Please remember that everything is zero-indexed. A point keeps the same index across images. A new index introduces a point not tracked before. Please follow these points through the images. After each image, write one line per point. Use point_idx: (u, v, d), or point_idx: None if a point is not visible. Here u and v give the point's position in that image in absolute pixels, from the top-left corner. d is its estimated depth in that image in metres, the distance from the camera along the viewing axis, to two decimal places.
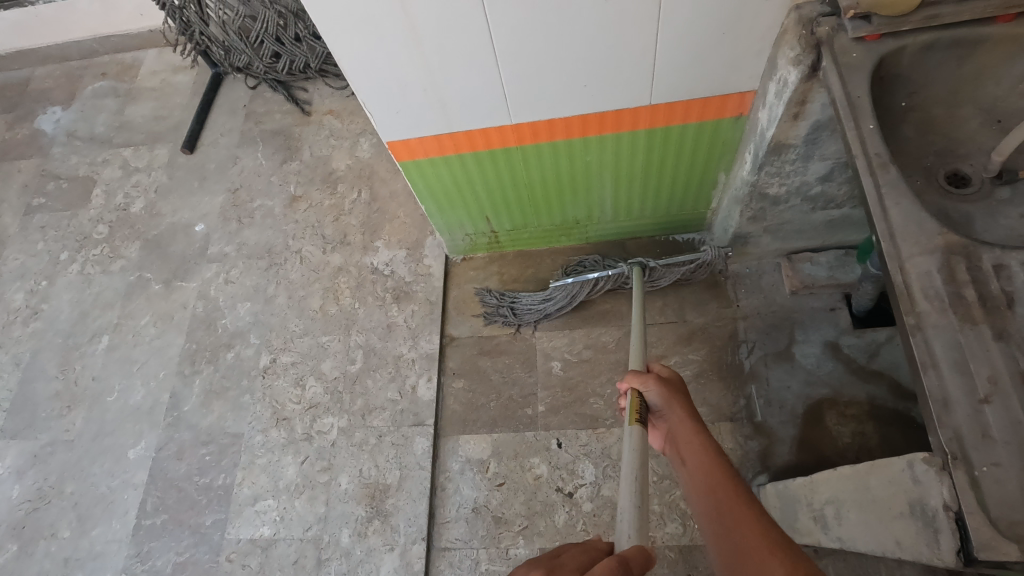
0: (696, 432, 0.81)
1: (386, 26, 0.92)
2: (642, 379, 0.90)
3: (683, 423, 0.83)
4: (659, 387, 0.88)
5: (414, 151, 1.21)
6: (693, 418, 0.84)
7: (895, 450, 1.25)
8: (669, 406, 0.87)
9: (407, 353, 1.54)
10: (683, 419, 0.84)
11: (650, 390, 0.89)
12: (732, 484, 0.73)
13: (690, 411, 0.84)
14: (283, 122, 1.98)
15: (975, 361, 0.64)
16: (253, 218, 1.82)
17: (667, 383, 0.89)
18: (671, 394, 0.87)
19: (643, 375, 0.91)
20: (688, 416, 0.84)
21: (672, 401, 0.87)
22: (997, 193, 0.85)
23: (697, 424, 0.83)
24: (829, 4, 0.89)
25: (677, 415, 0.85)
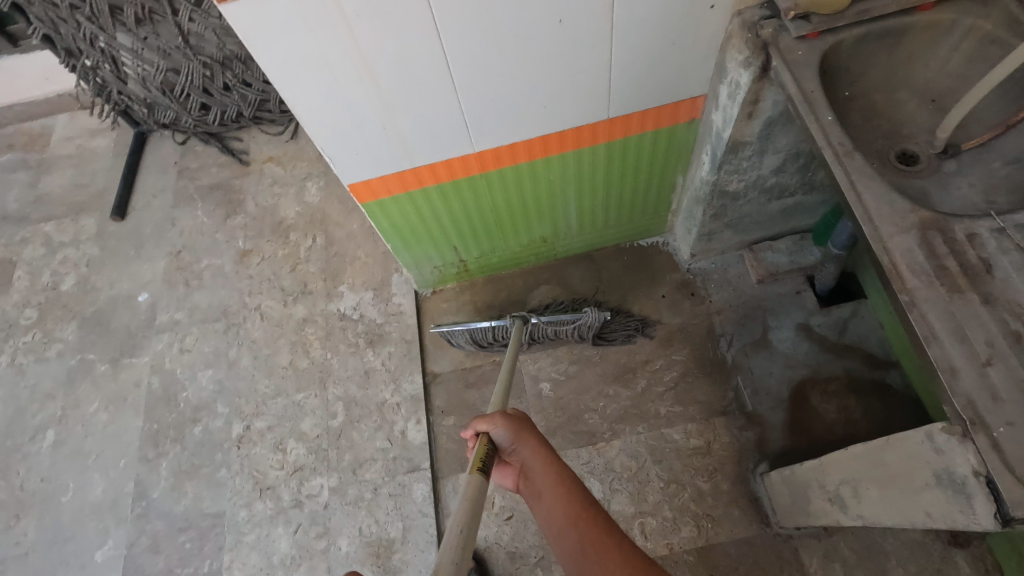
0: (552, 463, 0.80)
1: (340, 69, 0.89)
2: (489, 420, 0.86)
3: (538, 457, 0.81)
4: (507, 422, 0.85)
5: (376, 191, 1.18)
6: (546, 449, 0.82)
7: (879, 418, 1.31)
8: (518, 441, 0.84)
9: (390, 398, 1.49)
10: (538, 450, 0.82)
11: (497, 428, 0.85)
12: (590, 514, 0.73)
13: (542, 442, 0.83)
14: (220, 175, 1.90)
15: (970, 328, 0.67)
16: (202, 279, 1.72)
17: (513, 415, 0.86)
18: (521, 427, 0.85)
19: (490, 414, 0.87)
20: (542, 447, 0.83)
21: (521, 434, 0.84)
22: (944, 167, 0.91)
23: (550, 455, 0.82)
24: (768, 8, 0.94)
25: (530, 447, 0.83)
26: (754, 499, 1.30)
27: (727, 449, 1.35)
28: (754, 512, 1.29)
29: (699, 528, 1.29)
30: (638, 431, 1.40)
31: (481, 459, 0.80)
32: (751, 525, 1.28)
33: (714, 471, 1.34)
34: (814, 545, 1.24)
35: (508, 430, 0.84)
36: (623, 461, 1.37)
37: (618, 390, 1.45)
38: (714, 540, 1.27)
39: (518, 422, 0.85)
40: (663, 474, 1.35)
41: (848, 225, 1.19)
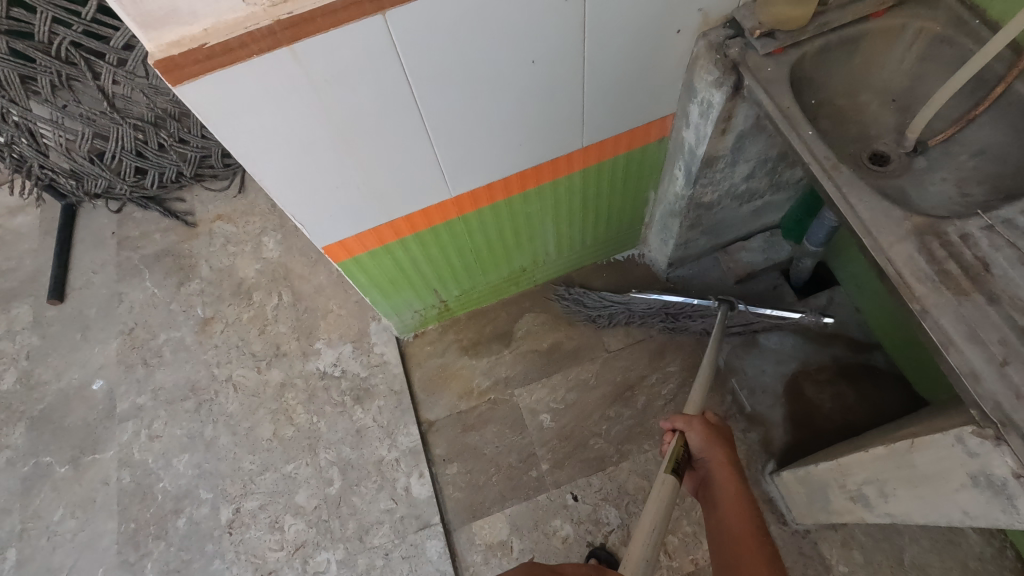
0: (736, 483, 0.80)
1: (311, 135, 0.84)
2: (687, 421, 0.88)
3: (723, 469, 0.82)
4: (701, 430, 0.87)
5: (352, 249, 1.12)
6: (734, 466, 0.82)
7: (871, 400, 1.36)
8: (709, 450, 0.85)
9: (388, 455, 1.43)
10: (724, 466, 0.82)
11: (690, 433, 0.87)
12: (757, 543, 0.73)
13: (732, 461, 0.83)
14: (166, 241, 1.77)
15: (983, 329, 0.69)
16: (163, 355, 1.61)
17: (710, 426, 0.87)
18: (719, 443, 0.85)
19: (689, 417, 0.89)
20: (731, 467, 0.82)
21: (713, 445, 0.85)
22: (915, 164, 0.94)
23: (736, 473, 0.82)
24: (732, 27, 0.95)
25: (718, 462, 0.83)
26: (768, 500, 1.31)
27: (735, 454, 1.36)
28: (770, 513, 1.30)
29: None
30: (645, 449, 1.38)
31: (672, 458, 0.85)
32: (770, 527, 1.29)
33: None
34: (831, 536, 1.27)
35: (701, 440, 0.86)
36: (636, 481, 1.36)
37: (621, 411, 1.44)
38: None
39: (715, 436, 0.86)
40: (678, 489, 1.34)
41: (826, 223, 1.22)
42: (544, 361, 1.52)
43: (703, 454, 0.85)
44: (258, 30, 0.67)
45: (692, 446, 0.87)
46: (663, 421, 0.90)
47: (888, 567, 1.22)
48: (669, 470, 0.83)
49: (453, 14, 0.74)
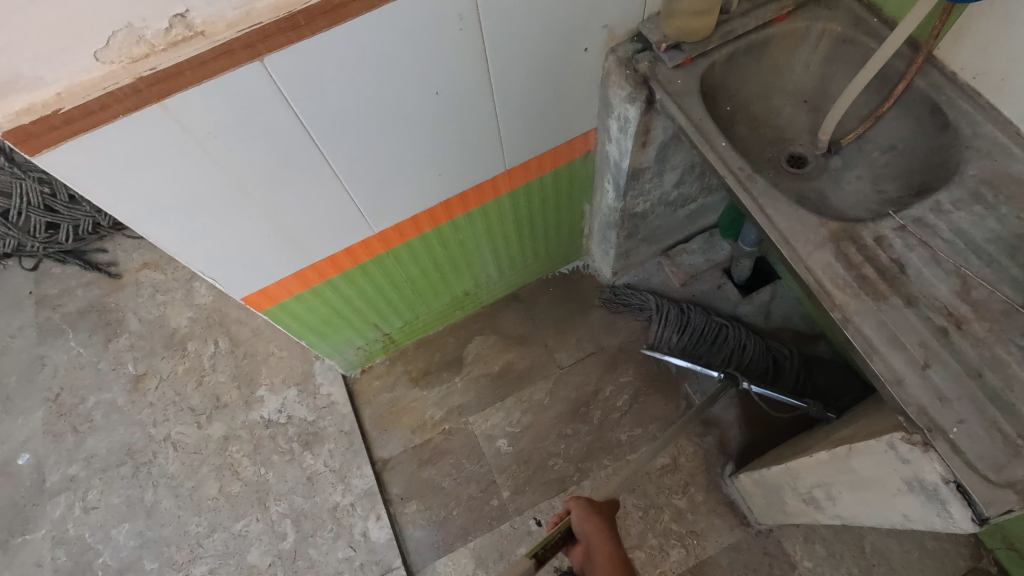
0: (609, 552, 0.81)
1: (203, 189, 0.79)
2: (572, 501, 0.89)
3: (598, 540, 0.83)
4: (581, 505, 0.87)
5: (276, 296, 1.07)
6: (609, 536, 0.84)
7: (822, 390, 1.35)
8: (590, 525, 0.85)
9: (342, 500, 1.37)
10: (599, 538, 0.83)
11: (572, 509, 0.88)
12: None
13: (606, 532, 0.84)
14: (89, 296, 1.67)
15: (903, 333, 0.69)
16: (93, 420, 1.51)
17: (589, 502, 0.88)
18: (598, 518, 0.85)
19: (573, 497, 0.90)
20: (606, 538, 0.83)
21: (592, 519, 0.85)
22: (831, 164, 0.95)
23: (615, 545, 0.83)
24: (639, 41, 0.94)
25: (594, 534, 0.84)
26: (730, 503, 1.31)
27: (694, 460, 1.35)
28: (733, 516, 1.30)
29: (687, 548, 1.28)
30: (605, 464, 1.37)
31: (550, 539, 0.82)
32: (734, 530, 1.29)
33: (687, 485, 1.33)
34: (794, 532, 1.27)
35: (581, 516, 0.86)
36: None
37: (577, 428, 1.41)
38: (703, 555, 1.27)
39: (595, 512, 0.86)
40: (640, 502, 1.32)
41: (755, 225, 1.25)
42: (496, 385, 1.48)
43: (582, 528, 0.85)
44: (119, 89, 0.62)
45: (573, 522, 0.86)
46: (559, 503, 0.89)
47: (850, 557, 1.24)
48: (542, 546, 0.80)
49: (338, 53, 0.70)
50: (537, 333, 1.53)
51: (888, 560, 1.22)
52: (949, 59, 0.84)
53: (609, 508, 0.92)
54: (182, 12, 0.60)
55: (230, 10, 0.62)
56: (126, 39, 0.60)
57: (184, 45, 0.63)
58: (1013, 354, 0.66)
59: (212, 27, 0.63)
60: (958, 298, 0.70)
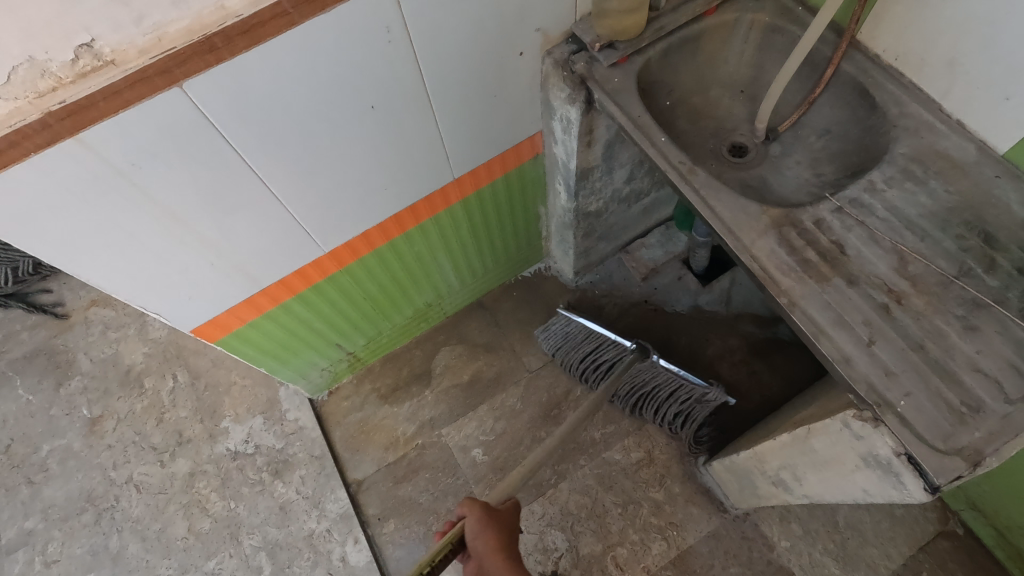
0: (509, 567, 0.72)
1: (136, 223, 0.76)
2: (468, 504, 0.80)
3: (493, 555, 0.73)
4: (477, 512, 0.78)
5: (228, 325, 1.04)
6: (504, 550, 0.74)
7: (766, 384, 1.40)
8: (484, 536, 0.76)
9: (318, 526, 1.34)
10: (495, 553, 0.74)
11: (467, 517, 0.78)
12: None
13: (502, 549, 0.74)
14: (35, 339, 1.60)
15: (848, 313, 0.70)
16: (49, 469, 1.44)
17: (486, 509, 0.79)
18: (491, 532, 0.76)
19: (472, 499, 0.81)
20: (501, 552, 0.74)
21: (487, 529, 0.76)
22: (771, 151, 0.96)
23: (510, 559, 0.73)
24: (573, 42, 0.95)
25: (487, 550, 0.74)
26: (707, 491, 1.32)
27: (667, 452, 1.36)
28: (710, 503, 1.31)
29: (668, 540, 1.29)
30: (581, 464, 1.37)
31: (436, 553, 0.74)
32: (712, 518, 1.30)
33: (663, 477, 1.34)
34: (769, 514, 1.29)
35: (476, 528, 0.76)
36: (577, 499, 1.34)
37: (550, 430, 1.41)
38: (684, 545, 1.28)
39: (490, 527, 0.76)
40: (618, 499, 1.33)
41: None
42: (467, 394, 1.47)
43: (474, 541, 0.75)
44: (27, 126, 0.59)
45: (466, 533, 0.77)
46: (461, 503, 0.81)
47: (826, 533, 1.26)
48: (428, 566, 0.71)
49: (262, 74, 0.69)
50: (504, 339, 1.52)
51: (861, 532, 1.25)
52: (871, 42, 0.87)
53: (512, 515, 0.83)
54: (88, 42, 0.58)
55: (141, 36, 0.60)
56: (29, 73, 0.57)
57: (94, 76, 0.60)
58: (952, 325, 0.68)
59: (122, 55, 0.60)
60: (896, 274, 0.72)
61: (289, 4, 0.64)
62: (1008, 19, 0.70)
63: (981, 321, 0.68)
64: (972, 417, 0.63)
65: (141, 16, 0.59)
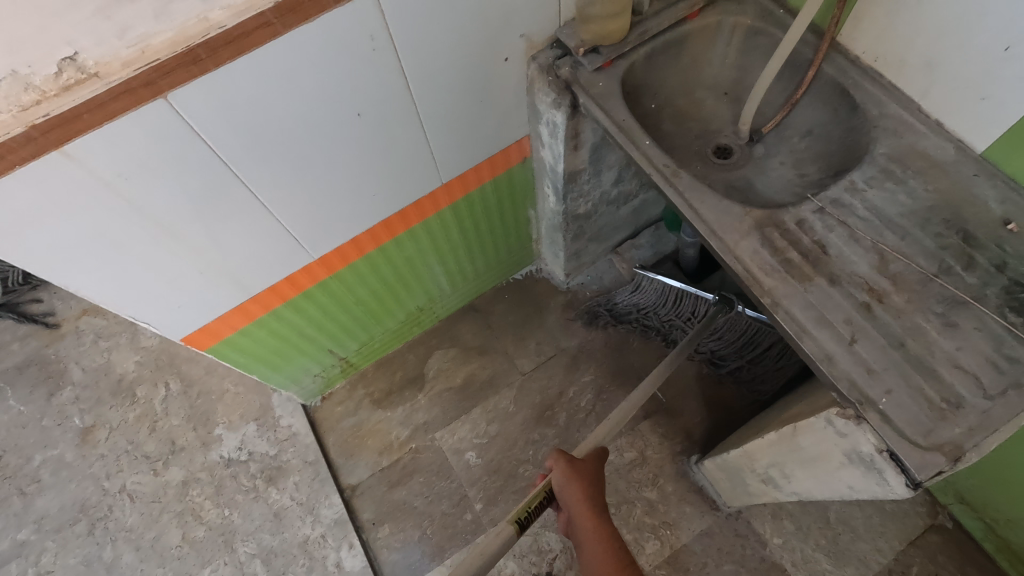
0: (595, 519, 0.81)
1: (123, 233, 0.76)
2: (555, 458, 0.86)
3: (580, 508, 0.82)
4: (563, 468, 0.85)
5: (218, 332, 1.04)
6: (590, 501, 0.83)
7: None
8: (570, 487, 0.84)
9: (312, 532, 1.34)
10: (581, 505, 0.83)
11: (553, 472, 0.86)
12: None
13: (588, 501, 0.82)
14: (25, 349, 1.59)
15: (831, 312, 0.71)
16: (41, 480, 1.44)
17: (571, 462, 0.86)
18: (577, 484, 0.84)
19: (559, 453, 0.87)
20: (588, 503, 0.83)
21: (572, 482, 0.84)
22: (755, 152, 0.97)
23: (595, 510, 0.82)
24: (558, 47, 0.95)
25: (575, 500, 0.83)
26: (699, 489, 1.33)
27: (660, 452, 1.37)
28: (702, 502, 1.32)
29: (662, 539, 1.29)
30: None
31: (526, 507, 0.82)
32: (705, 516, 1.31)
33: (656, 477, 1.35)
34: (761, 511, 1.30)
35: (563, 482, 0.84)
36: None
37: (544, 432, 1.41)
38: (677, 544, 1.29)
39: (574, 479, 0.84)
40: (612, 499, 1.33)
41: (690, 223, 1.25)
42: (460, 397, 1.47)
43: (562, 493, 0.84)
44: (11, 139, 0.59)
45: (554, 486, 0.85)
46: (550, 456, 0.87)
47: (817, 529, 1.27)
48: (520, 516, 0.81)
49: (249, 84, 0.69)
50: (497, 341, 1.53)
51: (852, 527, 1.26)
52: (851, 44, 0.88)
53: (596, 461, 0.90)
54: (71, 55, 0.58)
55: (124, 48, 0.60)
56: (13, 86, 0.57)
57: (78, 89, 0.60)
58: (932, 322, 0.69)
59: (106, 67, 0.61)
60: (877, 273, 0.73)
61: (272, 15, 0.64)
62: (982, 20, 0.71)
63: (961, 318, 0.69)
64: (953, 413, 0.64)
65: (124, 29, 0.59)
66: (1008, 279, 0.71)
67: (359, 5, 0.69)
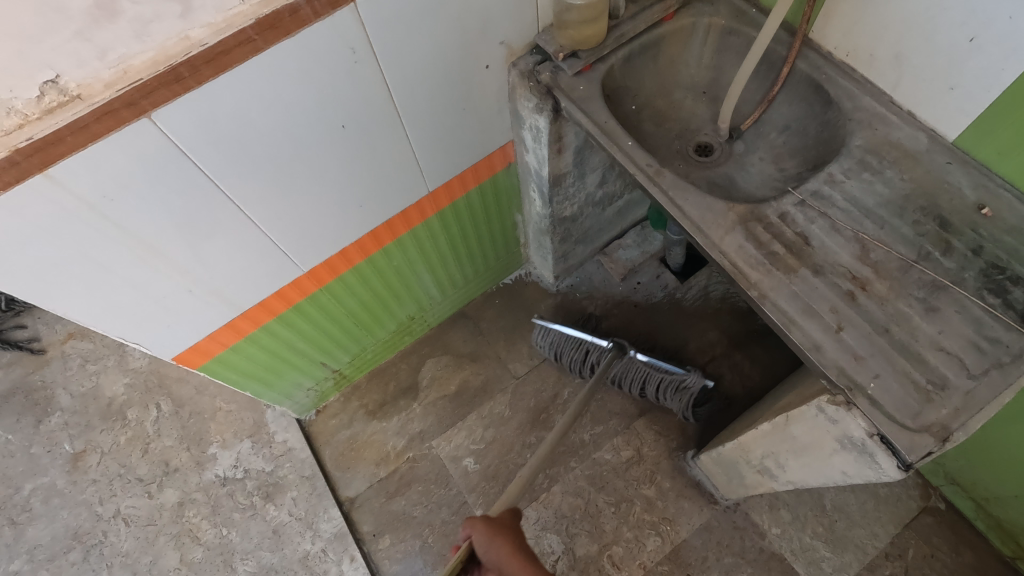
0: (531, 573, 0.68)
1: (110, 255, 0.76)
2: (471, 523, 0.73)
3: (514, 567, 0.68)
4: (484, 526, 0.72)
5: (209, 350, 1.03)
6: (521, 554, 0.69)
7: (749, 373, 1.43)
8: (496, 548, 0.70)
9: (313, 547, 1.33)
10: (513, 561, 0.69)
11: (473, 536, 0.71)
12: None
13: (520, 553, 0.69)
14: (10, 376, 1.57)
15: (816, 302, 0.73)
16: (33, 509, 1.41)
17: (489, 520, 0.73)
18: (504, 538, 0.71)
19: (472, 518, 0.74)
20: (520, 556, 0.69)
21: (497, 539, 0.70)
22: (735, 149, 0.99)
23: (529, 565, 0.69)
24: (537, 53, 0.97)
25: (505, 558, 0.69)
26: (696, 484, 1.34)
27: (656, 449, 1.38)
28: (700, 496, 1.33)
29: (662, 535, 1.30)
30: (572, 467, 1.38)
31: None
32: (703, 510, 1.32)
33: (653, 473, 1.36)
34: (758, 503, 1.31)
35: (485, 543, 0.70)
36: (570, 502, 1.35)
37: (540, 435, 1.42)
38: (678, 540, 1.29)
39: (497, 532, 0.71)
40: (611, 498, 1.34)
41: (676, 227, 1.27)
42: (454, 404, 1.47)
43: (487, 555, 0.70)
44: None
45: (478, 552, 0.70)
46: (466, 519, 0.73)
47: (814, 517, 1.28)
48: None
49: (231, 102, 0.69)
50: (489, 347, 1.53)
51: (848, 514, 1.28)
52: (822, 40, 0.90)
53: (511, 518, 0.78)
54: (53, 78, 0.58)
55: (106, 70, 0.60)
56: None
57: (60, 111, 0.60)
58: (914, 308, 0.71)
59: (88, 89, 0.61)
60: (859, 262, 0.75)
61: (253, 31, 0.65)
62: (947, 12, 0.73)
63: (941, 302, 0.71)
64: (938, 395, 0.66)
65: (105, 51, 0.59)
66: (985, 261, 0.73)
67: (341, 19, 0.70)
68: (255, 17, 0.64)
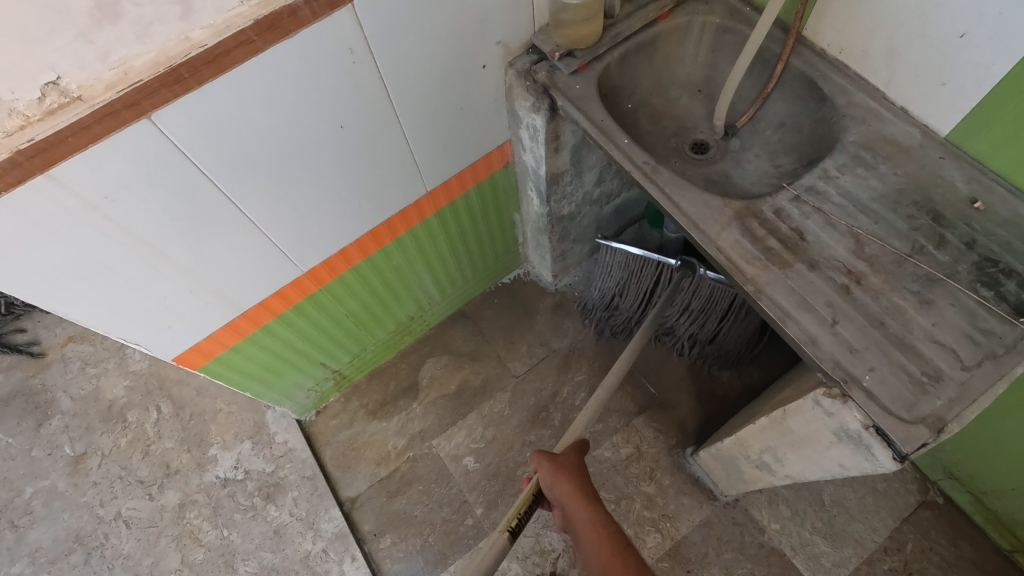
0: (586, 506, 0.83)
1: (113, 256, 0.77)
2: (538, 461, 0.90)
3: (571, 499, 0.84)
4: (547, 465, 0.88)
5: (210, 351, 1.04)
6: (577, 489, 0.85)
7: (747, 371, 1.45)
8: (558, 482, 0.86)
9: (314, 547, 1.33)
10: (569, 494, 0.85)
11: (540, 471, 0.89)
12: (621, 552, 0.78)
13: (576, 488, 0.84)
14: (10, 380, 1.57)
15: (811, 296, 0.74)
16: (33, 512, 1.41)
17: (554, 459, 0.89)
18: (563, 474, 0.86)
19: (543, 455, 0.90)
20: (577, 492, 0.84)
21: (559, 475, 0.86)
22: (731, 146, 1.00)
23: (585, 497, 0.84)
24: (534, 52, 0.98)
25: (563, 492, 0.85)
26: (696, 481, 1.35)
27: (655, 446, 1.39)
28: (700, 493, 1.33)
29: (663, 532, 1.31)
30: None
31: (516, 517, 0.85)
32: (703, 506, 1.32)
33: (653, 470, 1.36)
34: (758, 499, 1.32)
35: (549, 476, 0.87)
36: None
37: (541, 432, 1.43)
38: (678, 536, 1.30)
39: (558, 471, 0.87)
40: (611, 495, 1.34)
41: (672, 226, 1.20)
42: (454, 404, 1.48)
43: (553, 487, 0.87)
44: None
45: (544, 484, 0.88)
46: (535, 455, 0.90)
47: (813, 512, 1.29)
48: (512, 526, 0.83)
49: (231, 103, 0.70)
50: (488, 346, 1.54)
51: (847, 509, 1.29)
52: (816, 38, 0.91)
53: (580, 454, 0.92)
54: (54, 80, 0.59)
55: (106, 71, 0.61)
56: None
57: (62, 112, 0.61)
58: (908, 301, 0.72)
59: (89, 91, 0.61)
60: (854, 256, 0.76)
61: (252, 32, 0.65)
62: (939, 8, 0.74)
63: (936, 295, 0.72)
64: (933, 386, 0.66)
65: (106, 52, 0.60)
66: (978, 254, 0.74)
67: (339, 20, 0.71)
68: (255, 18, 0.65)
